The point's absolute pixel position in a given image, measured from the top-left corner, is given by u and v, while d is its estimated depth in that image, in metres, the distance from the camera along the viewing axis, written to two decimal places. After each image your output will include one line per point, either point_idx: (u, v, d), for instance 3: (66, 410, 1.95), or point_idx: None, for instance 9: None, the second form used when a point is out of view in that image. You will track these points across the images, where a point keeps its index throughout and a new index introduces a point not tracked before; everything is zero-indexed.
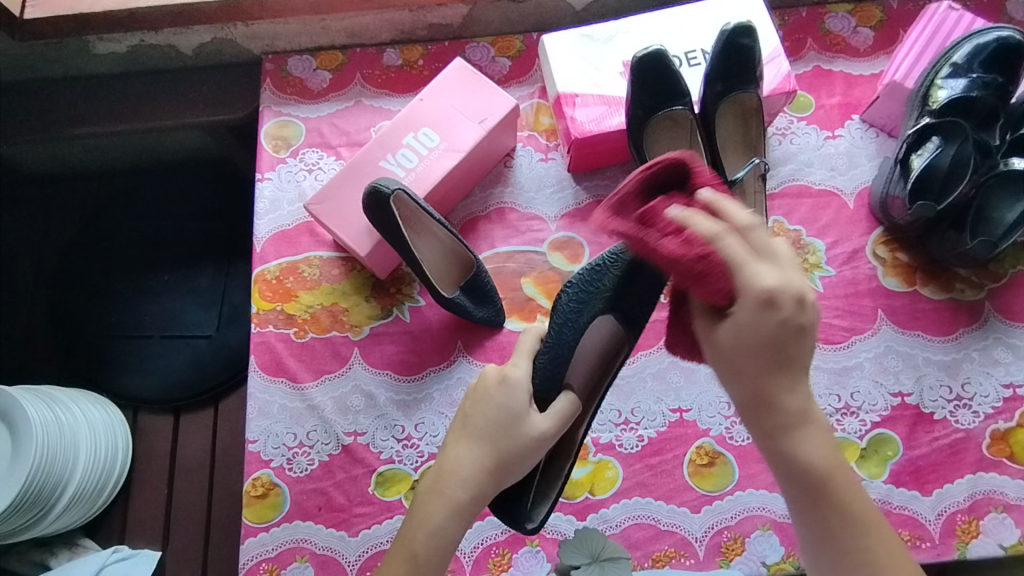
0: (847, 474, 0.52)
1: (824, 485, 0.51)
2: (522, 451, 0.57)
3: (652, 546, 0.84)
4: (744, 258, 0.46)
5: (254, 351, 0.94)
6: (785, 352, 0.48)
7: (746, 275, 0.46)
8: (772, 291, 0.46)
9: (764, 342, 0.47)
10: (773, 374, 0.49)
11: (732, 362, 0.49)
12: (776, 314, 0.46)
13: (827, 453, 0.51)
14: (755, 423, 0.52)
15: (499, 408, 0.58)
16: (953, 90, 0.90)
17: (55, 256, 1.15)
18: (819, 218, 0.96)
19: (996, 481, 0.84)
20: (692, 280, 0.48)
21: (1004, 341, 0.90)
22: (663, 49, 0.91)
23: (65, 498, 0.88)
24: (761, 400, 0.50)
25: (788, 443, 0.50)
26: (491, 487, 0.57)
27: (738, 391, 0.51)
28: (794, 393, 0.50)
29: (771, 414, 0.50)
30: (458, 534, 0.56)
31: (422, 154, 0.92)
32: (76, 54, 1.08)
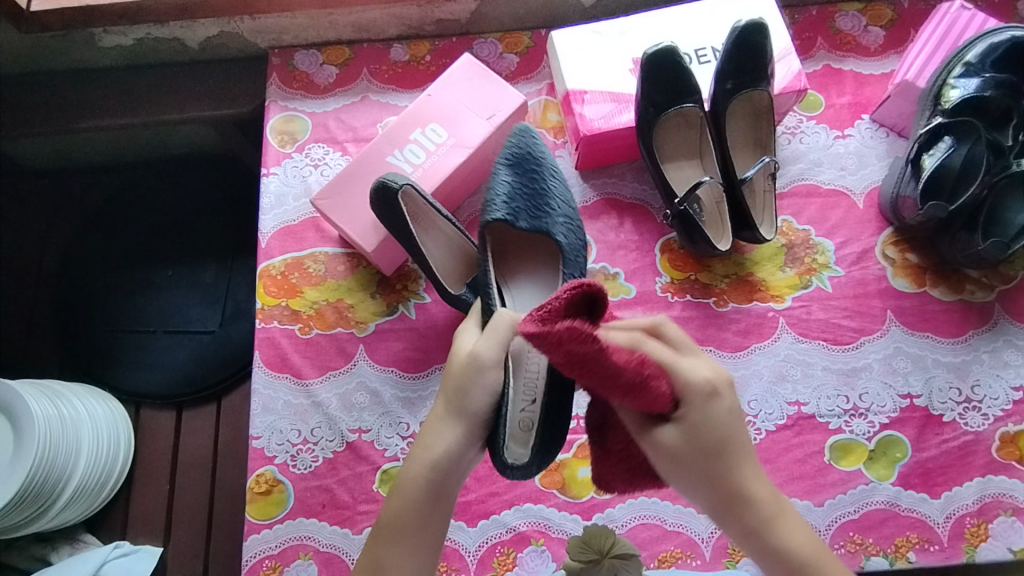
0: (820, 546, 0.59)
1: (811, 564, 0.58)
2: (462, 379, 0.63)
3: (658, 547, 0.83)
4: (674, 358, 0.56)
5: (259, 347, 0.93)
6: (731, 448, 0.57)
7: (685, 373, 0.56)
8: (710, 380, 0.57)
9: (712, 432, 0.56)
10: (732, 467, 0.57)
11: (690, 464, 0.56)
12: (718, 403, 0.56)
13: (796, 531, 0.59)
14: (731, 524, 0.59)
15: (453, 358, 0.65)
16: (965, 89, 0.89)
17: (58, 249, 1.14)
18: (829, 217, 0.95)
19: (1005, 484, 0.83)
20: (631, 391, 0.50)
21: (1013, 343, 0.89)
22: (674, 46, 0.89)
23: (67, 492, 0.87)
24: (732, 500, 0.58)
25: (768, 533, 0.58)
26: (452, 436, 0.62)
27: (706, 493, 0.58)
28: (750, 479, 0.58)
29: (742, 509, 0.58)
30: (425, 492, 0.61)
31: (428, 150, 0.92)
32: (82, 46, 1.07)
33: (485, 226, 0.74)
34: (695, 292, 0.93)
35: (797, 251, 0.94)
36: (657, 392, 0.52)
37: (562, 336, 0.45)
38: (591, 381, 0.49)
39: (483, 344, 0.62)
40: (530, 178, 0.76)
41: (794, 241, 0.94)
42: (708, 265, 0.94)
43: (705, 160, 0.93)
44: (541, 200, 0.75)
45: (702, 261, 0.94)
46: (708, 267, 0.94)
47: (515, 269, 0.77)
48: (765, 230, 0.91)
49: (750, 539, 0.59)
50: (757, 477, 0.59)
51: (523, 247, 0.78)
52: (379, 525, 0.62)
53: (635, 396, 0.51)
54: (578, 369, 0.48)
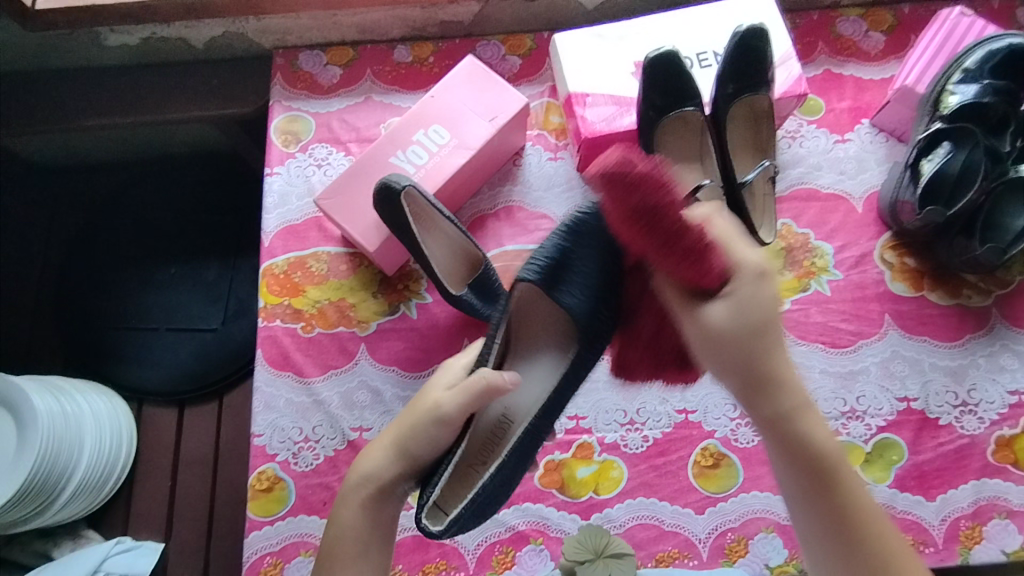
0: (844, 460, 0.53)
1: (832, 465, 0.52)
2: (418, 422, 0.61)
3: (656, 547, 0.84)
4: (730, 238, 0.53)
5: (261, 345, 0.94)
6: (775, 329, 0.52)
7: (738, 252, 0.52)
8: (763, 267, 0.52)
9: (757, 315, 0.51)
10: (774, 349, 0.52)
11: (731, 341, 0.51)
12: (766, 288, 0.52)
13: (826, 433, 0.53)
14: (755, 410, 0.53)
15: (423, 393, 0.65)
16: (965, 95, 0.89)
17: (61, 245, 1.15)
18: (828, 221, 0.96)
19: (1001, 488, 0.84)
20: (685, 257, 0.51)
21: (1010, 348, 0.90)
22: (675, 50, 0.90)
23: (69, 489, 0.88)
24: (764, 382, 0.52)
25: (796, 423, 0.52)
26: (386, 471, 0.61)
27: (737, 374, 0.52)
28: (789, 370, 0.53)
29: (775, 396, 0.52)
30: (360, 522, 0.61)
31: (431, 151, 0.92)
32: (87, 45, 1.08)
33: (515, 285, 0.63)
34: None
35: (796, 254, 0.94)
36: (708, 264, 0.51)
37: (635, 180, 0.52)
38: (649, 245, 0.53)
39: (449, 399, 0.60)
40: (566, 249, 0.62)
41: (792, 245, 0.95)
42: None
43: (705, 163, 0.89)
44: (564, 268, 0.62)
45: None
46: None
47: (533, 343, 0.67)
48: (764, 233, 0.91)
49: (771, 428, 0.53)
50: (793, 369, 0.53)
51: (544, 324, 0.67)
52: (320, 547, 0.63)
53: (689, 265, 0.51)
54: (637, 221, 0.53)
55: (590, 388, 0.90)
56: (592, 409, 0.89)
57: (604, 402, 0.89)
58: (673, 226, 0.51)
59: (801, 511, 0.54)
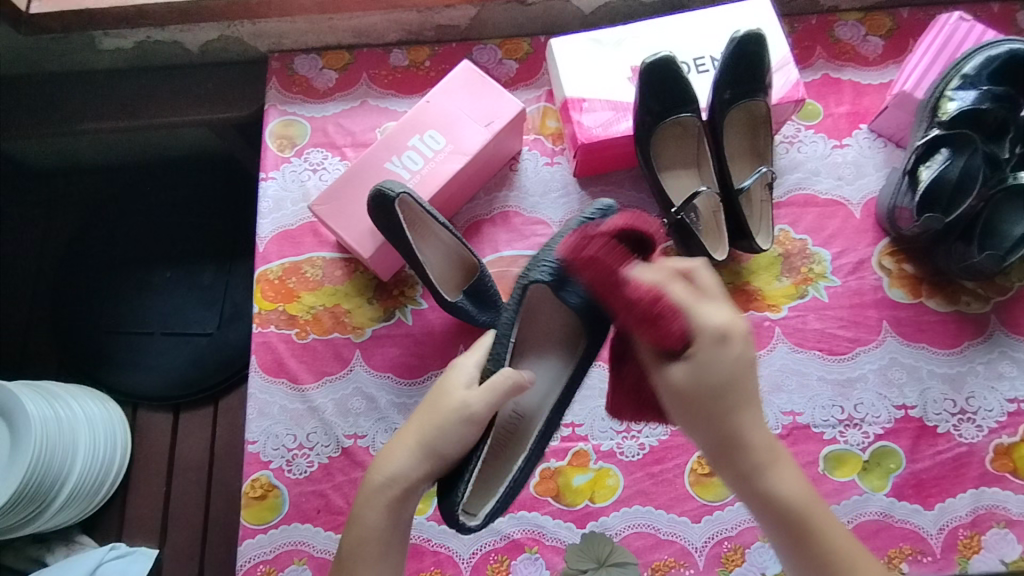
0: (817, 500, 0.58)
1: (799, 513, 0.57)
2: (444, 421, 0.61)
3: (652, 555, 0.83)
4: (696, 300, 0.57)
5: (255, 351, 0.93)
6: (738, 391, 0.56)
7: (697, 316, 0.56)
8: (723, 326, 0.56)
9: (723, 375, 0.56)
10: (737, 410, 0.56)
11: (697, 405, 0.56)
12: (728, 347, 0.56)
13: (793, 482, 0.57)
14: (726, 467, 0.59)
15: (438, 390, 0.63)
16: (963, 101, 0.89)
17: (56, 249, 1.14)
18: (826, 227, 0.95)
19: (999, 496, 0.83)
20: (646, 321, 0.56)
21: (1009, 355, 0.89)
22: (672, 55, 0.89)
23: (63, 495, 0.87)
24: (729, 442, 0.57)
25: (761, 481, 0.57)
26: (413, 472, 0.61)
27: (706, 434, 0.58)
28: (754, 427, 0.57)
29: (742, 455, 0.57)
30: (384, 522, 0.61)
31: (427, 157, 0.92)
32: (81, 49, 1.08)
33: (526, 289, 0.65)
34: None
35: (794, 260, 0.94)
36: (665, 327, 0.56)
37: (587, 257, 0.60)
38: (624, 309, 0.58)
39: (475, 398, 0.60)
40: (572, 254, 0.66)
41: (790, 251, 0.94)
42: None
43: (702, 170, 0.94)
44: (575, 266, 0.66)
45: None
46: None
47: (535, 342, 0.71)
48: (761, 240, 0.91)
49: (743, 485, 0.58)
50: (759, 425, 0.57)
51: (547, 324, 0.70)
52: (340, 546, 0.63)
53: (652, 328, 0.56)
54: (604, 287, 0.59)
55: (587, 395, 0.89)
56: (588, 416, 0.89)
57: (600, 409, 0.89)
58: (623, 295, 0.57)
59: (782, 550, 0.59)
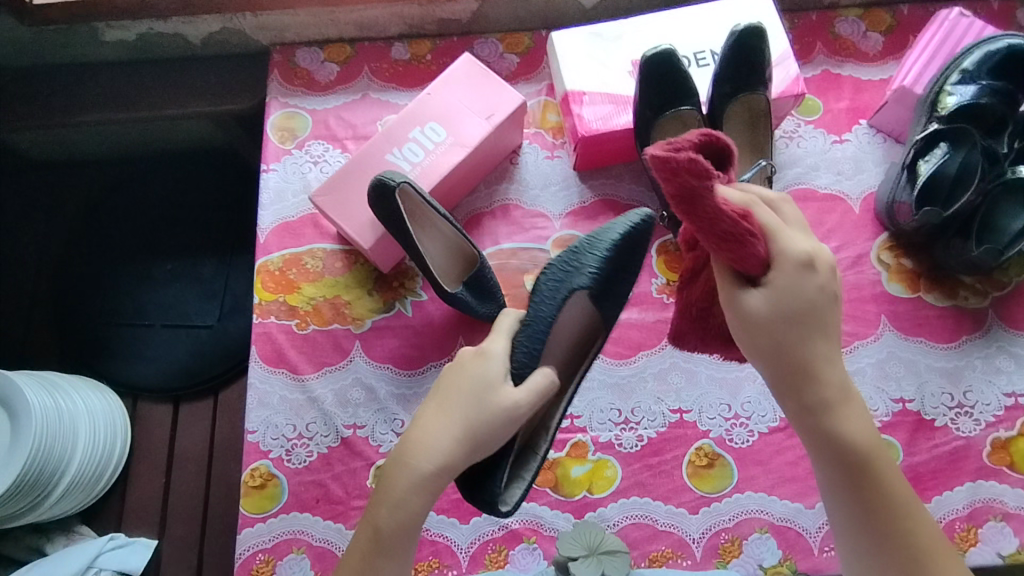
0: (877, 446, 0.55)
1: (859, 457, 0.54)
2: (491, 417, 0.55)
3: (649, 546, 0.83)
4: (779, 225, 0.52)
5: (255, 342, 0.94)
6: (816, 320, 0.53)
7: (784, 238, 0.52)
8: (808, 252, 0.52)
9: (800, 303, 0.52)
10: (808, 342, 0.53)
11: (774, 333, 0.52)
12: (812, 276, 0.52)
13: (859, 422, 0.54)
14: (791, 401, 0.55)
15: (475, 379, 0.57)
16: (962, 96, 0.89)
17: (56, 241, 1.14)
18: (825, 221, 0.96)
19: (996, 490, 0.84)
20: (726, 242, 0.49)
21: (1007, 350, 0.89)
22: (673, 48, 0.90)
23: (63, 483, 0.88)
24: (798, 375, 0.53)
25: (829, 416, 0.54)
26: (462, 462, 0.55)
27: (772, 366, 0.54)
28: (826, 362, 0.54)
29: (812, 386, 0.54)
30: (423, 510, 0.55)
31: (428, 149, 0.92)
32: (85, 40, 1.08)
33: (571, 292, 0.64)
34: None
35: None
36: (750, 250, 0.50)
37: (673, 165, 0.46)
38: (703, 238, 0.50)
39: (525, 397, 0.57)
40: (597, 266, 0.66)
41: None
42: None
43: None
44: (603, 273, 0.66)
45: None
46: None
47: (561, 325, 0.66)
48: None
49: (806, 420, 0.55)
50: (830, 359, 0.54)
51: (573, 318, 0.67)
52: (362, 530, 0.56)
53: (730, 249, 0.50)
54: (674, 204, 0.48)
55: (585, 387, 0.90)
56: (586, 407, 0.89)
57: (599, 401, 0.89)
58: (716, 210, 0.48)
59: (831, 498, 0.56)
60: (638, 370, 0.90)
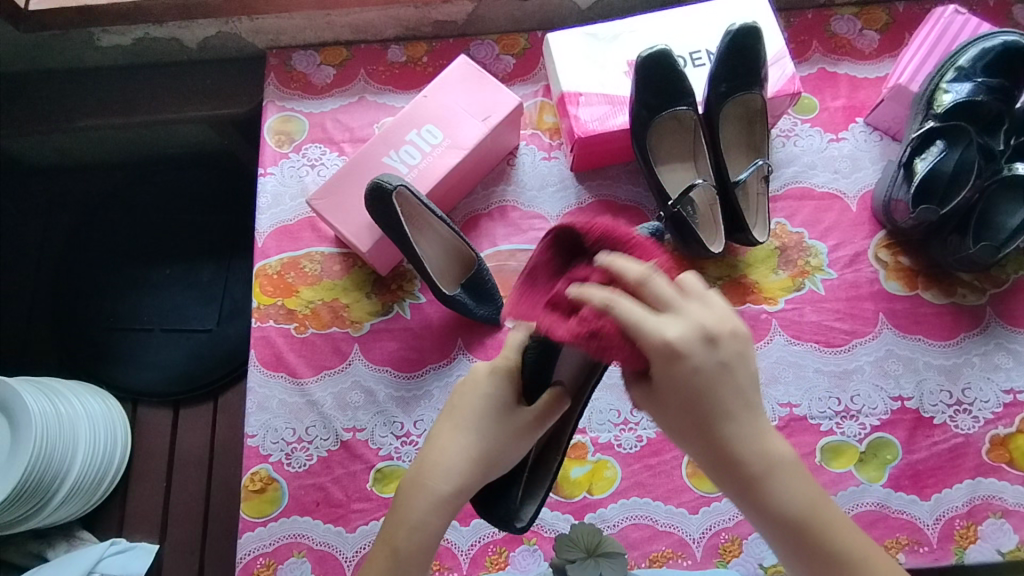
0: (816, 504, 0.49)
1: (798, 523, 0.49)
2: (513, 441, 0.57)
3: (650, 546, 0.83)
4: (646, 316, 0.43)
5: (254, 346, 0.94)
6: (714, 400, 0.46)
7: (646, 332, 0.43)
8: (673, 340, 0.44)
9: (690, 394, 0.46)
10: (712, 428, 0.47)
11: (674, 417, 0.47)
12: (683, 365, 0.45)
13: (791, 487, 0.49)
14: (719, 479, 0.49)
15: (488, 398, 0.58)
16: (958, 94, 0.89)
17: (56, 247, 1.14)
18: (822, 220, 0.96)
19: (995, 487, 0.84)
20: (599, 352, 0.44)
21: (1005, 347, 0.89)
22: (668, 49, 0.90)
23: (64, 489, 0.88)
24: (715, 458, 0.48)
25: (756, 493, 0.48)
26: (480, 482, 0.57)
27: (687, 446, 0.49)
28: (740, 439, 0.47)
29: (733, 469, 0.48)
30: (443, 531, 0.56)
31: (424, 151, 0.92)
32: (81, 46, 1.08)
33: None
34: None
35: (791, 253, 0.94)
36: (608, 355, 0.44)
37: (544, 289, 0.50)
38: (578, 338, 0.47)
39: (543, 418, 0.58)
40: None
41: (787, 244, 0.95)
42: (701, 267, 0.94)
43: (699, 162, 0.94)
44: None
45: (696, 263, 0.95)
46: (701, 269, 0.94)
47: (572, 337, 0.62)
48: (758, 232, 0.92)
49: (736, 497, 0.49)
50: (745, 435, 0.47)
51: None
52: (376, 549, 0.56)
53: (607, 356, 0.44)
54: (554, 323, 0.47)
55: None
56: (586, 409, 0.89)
57: (598, 401, 0.89)
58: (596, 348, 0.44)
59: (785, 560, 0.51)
60: None
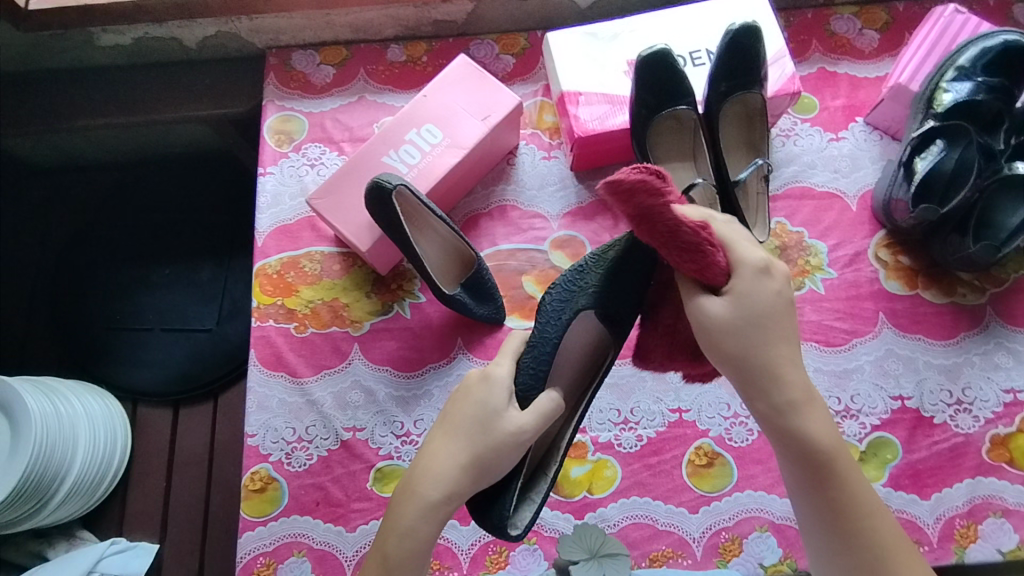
0: (840, 446, 0.57)
1: (827, 454, 0.55)
2: (501, 446, 0.56)
3: (650, 546, 0.83)
4: (736, 237, 0.56)
5: (254, 345, 0.94)
6: (776, 325, 0.55)
7: (741, 248, 0.56)
8: (762, 260, 0.56)
9: (762, 310, 0.55)
10: (767, 347, 0.55)
11: (735, 333, 0.54)
12: (768, 281, 0.55)
13: (825, 424, 0.56)
14: (759, 403, 0.56)
15: (478, 405, 0.58)
16: (958, 93, 0.89)
17: (56, 247, 1.14)
18: (822, 219, 0.96)
19: (995, 486, 0.84)
20: (687, 250, 0.54)
21: (1005, 346, 0.89)
22: (668, 48, 0.90)
23: (64, 489, 0.88)
24: (762, 378, 0.55)
25: (791, 419, 0.55)
26: (469, 488, 0.56)
27: (734, 367, 0.55)
28: (789, 364, 0.55)
29: (779, 390, 0.55)
30: (433, 537, 0.56)
31: (424, 150, 0.92)
32: (81, 45, 1.08)
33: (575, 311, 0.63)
34: None
35: (791, 253, 0.94)
36: (710, 258, 0.54)
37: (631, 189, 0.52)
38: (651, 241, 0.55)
39: (533, 424, 0.57)
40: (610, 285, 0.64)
41: (787, 243, 0.95)
42: None
43: (699, 161, 0.93)
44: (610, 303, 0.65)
45: None
46: None
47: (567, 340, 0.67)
48: (758, 232, 0.92)
49: (772, 422, 0.56)
50: (793, 364, 0.56)
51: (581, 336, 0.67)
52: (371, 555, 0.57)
53: (691, 258, 0.54)
54: (637, 222, 0.54)
55: None
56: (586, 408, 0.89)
57: (598, 401, 0.89)
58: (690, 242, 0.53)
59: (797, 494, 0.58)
60: (636, 370, 0.90)
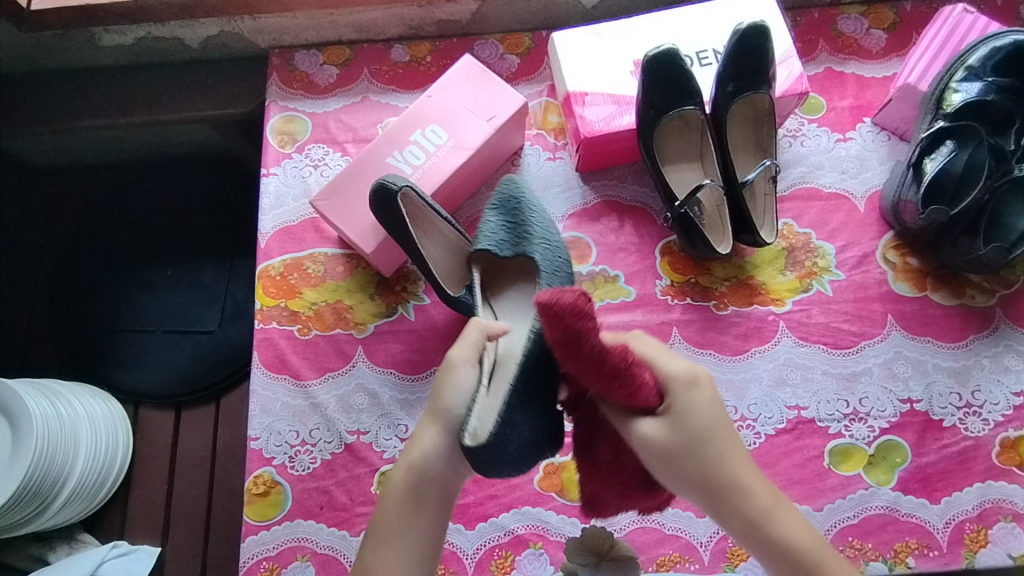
0: (821, 544, 0.57)
1: (809, 556, 0.56)
2: (438, 381, 0.64)
3: (656, 550, 0.83)
4: (655, 355, 0.59)
5: (257, 348, 0.93)
6: (720, 431, 0.58)
7: (661, 364, 0.59)
8: (690, 372, 0.59)
9: (703, 422, 0.57)
10: (721, 459, 0.57)
11: (683, 457, 0.56)
12: (700, 392, 0.58)
13: (796, 526, 0.57)
14: (729, 518, 0.57)
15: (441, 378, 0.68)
16: (968, 93, 0.88)
17: (57, 248, 1.13)
18: (830, 221, 0.95)
19: (1006, 490, 0.83)
20: (617, 378, 0.55)
21: (1014, 348, 0.89)
22: (675, 48, 0.89)
23: (66, 491, 0.87)
24: (726, 494, 0.57)
25: (762, 526, 0.56)
26: (427, 428, 0.62)
27: (695, 493, 0.57)
28: (741, 469, 0.57)
29: (739, 501, 0.57)
30: (406, 486, 0.61)
31: (429, 151, 0.91)
32: (82, 45, 1.07)
33: (476, 254, 0.81)
34: (695, 295, 0.93)
35: (798, 254, 0.94)
36: (638, 381, 0.56)
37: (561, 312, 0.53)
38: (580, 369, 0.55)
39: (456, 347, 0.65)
40: (517, 214, 0.80)
41: (794, 245, 0.94)
42: (708, 268, 0.94)
43: (706, 162, 0.93)
44: (521, 229, 0.79)
45: (702, 265, 0.94)
46: (708, 270, 0.94)
47: (505, 285, 0.82)
48: (766, 233, 0.91)
49: (748, 534, 0.57)
50: (746, 469, 0.58)
51: (513, 269, 0.82)
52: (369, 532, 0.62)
53: (623, 386, 0.55)
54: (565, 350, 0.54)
55: None
56: None
57: None
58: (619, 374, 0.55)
59: None
60: None
